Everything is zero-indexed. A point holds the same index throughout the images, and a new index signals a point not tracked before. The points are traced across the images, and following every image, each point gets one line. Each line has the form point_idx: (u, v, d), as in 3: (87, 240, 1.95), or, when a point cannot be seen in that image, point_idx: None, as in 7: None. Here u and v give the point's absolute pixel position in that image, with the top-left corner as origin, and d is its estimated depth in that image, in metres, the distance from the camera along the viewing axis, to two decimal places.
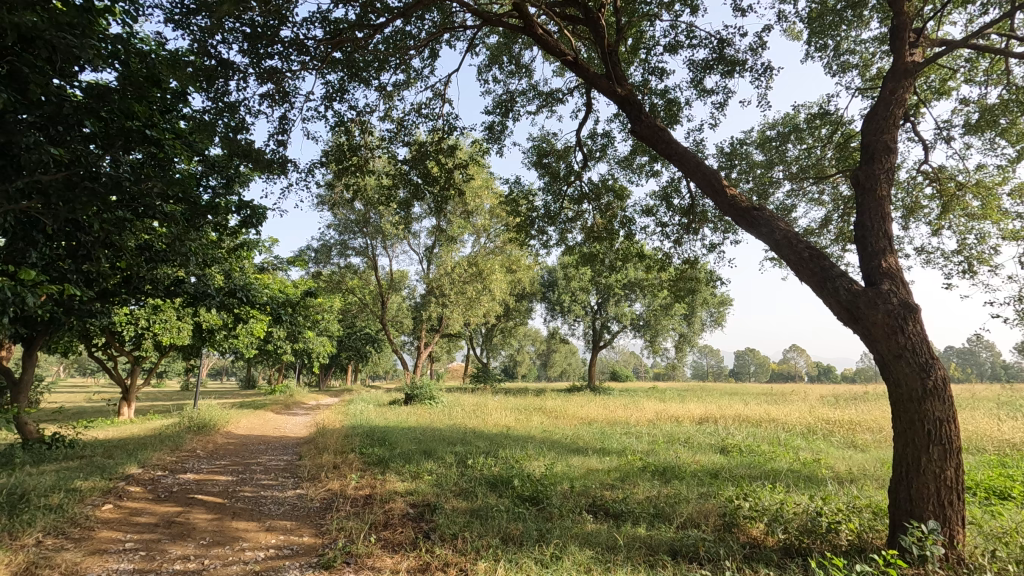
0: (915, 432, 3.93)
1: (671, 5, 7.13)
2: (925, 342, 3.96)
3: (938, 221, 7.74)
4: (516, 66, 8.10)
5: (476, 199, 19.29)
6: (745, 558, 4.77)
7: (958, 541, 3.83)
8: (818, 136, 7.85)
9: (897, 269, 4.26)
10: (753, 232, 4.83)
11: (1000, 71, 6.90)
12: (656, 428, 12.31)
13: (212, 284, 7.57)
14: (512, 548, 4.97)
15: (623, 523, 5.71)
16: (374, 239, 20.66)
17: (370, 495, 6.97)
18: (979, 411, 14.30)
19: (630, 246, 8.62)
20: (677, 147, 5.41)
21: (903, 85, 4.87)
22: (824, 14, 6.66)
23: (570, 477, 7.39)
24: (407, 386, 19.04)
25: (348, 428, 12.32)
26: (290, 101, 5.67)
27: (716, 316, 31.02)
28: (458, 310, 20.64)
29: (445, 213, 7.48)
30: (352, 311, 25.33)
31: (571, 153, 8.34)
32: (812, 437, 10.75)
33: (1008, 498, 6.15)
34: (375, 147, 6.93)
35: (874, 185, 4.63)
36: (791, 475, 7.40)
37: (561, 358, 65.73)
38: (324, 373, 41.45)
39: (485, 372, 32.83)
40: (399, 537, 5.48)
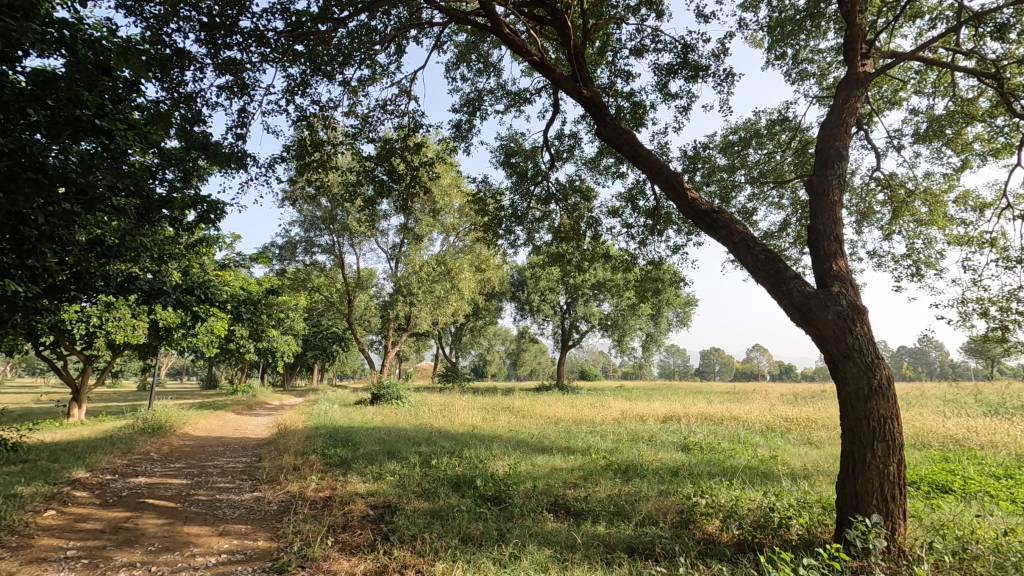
0: (861, 429, 4.07)
1: (637, 10, 7.22)
2: (872, 342, 4.12)
3: (889, 226, 8.04)
4: (484, 65, 8.08)
5: (444, 198, 19.27)
6: (699, 554, 4.85)
7: (898, 534, 3.99)
8: (777, 142, 8.06)
9: (848, 272, 4.41)
10: (713, 235, 4.91)
11: (946, 84, 7.22)
12: (621, 426, 12.47)
13: (168, 281, 7.30)
14: (471, 549, 4.94)
15: (583, 522, 5.74)
16: (341, 237, 20.40)
17: (330, 497, 6.83)
18: (927, 408, 14.97)
19: (597, 247, 8.69)
20: (640, 149, 5.48)
21: (854, 94, 5.03)
22: (783, 22, 6.83)
23: (533, 476, 7.40)
24: (374, 386, 18.84)
25: (311, 428, 12.08)
26: (250, 93, 5.49)
27: (682, 316, 31.62)
28: (426, 310, 20.55)
29: (411, 211, 7.38)
30: (317, 310, 24.96)
31: (539, 154, 8.35)
32: (770, 435, 11.07)
33: (949, 491, 6.44)
34: (340, 142, 6.78)
35: (826, 191, 4.76)
36: (748, 471, 7.62)
37: (531, 357, 65.97)
38: (290, 372, 40.71)
39: (454, 371, 32.78)
40: (357, 539, 5.40)
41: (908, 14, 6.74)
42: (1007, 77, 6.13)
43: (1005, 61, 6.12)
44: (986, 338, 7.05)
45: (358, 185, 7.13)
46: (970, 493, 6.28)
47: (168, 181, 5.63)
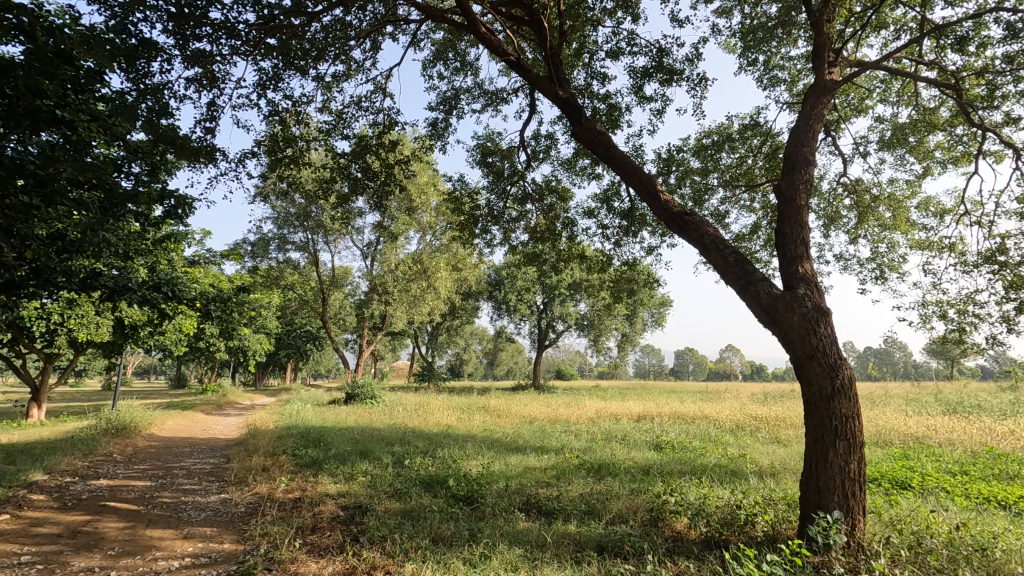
0: (823, 428, 4.18)
1: (613, 13, 7.28)
2: (835, 343, 4.23)
3: (855, 230, 8.26)
4: (461, 63, 8.05)
5: (421, 195, 19.17)
6: (668, 552, 4.92)
7: (858, 530, 4.10)
8: (749, 146, 8.21)
9: (813, 274, 4.52)
10: (684, 237, 4.99)
11: (909, 93, 7.45)
12: (595, 425, 12.57)
13: (134, 277, 7.08)
14: (441, 549, 4.92)
15: (554, 520, 5.78)
16: (315, 234, 20.12)
17: (299, 499, 6.73)
18: (890, 408, 15.42)
19: (573, 247, 8.72)
20: (615, 151, 5.52)
21: (821, 101, 5.16)
22: (755, 29, 6.97)
23: (506, 476, 7.39)
24: (348, 386, 18.60)
25: (282, 428, 11.88)
26: (220, 87, 5.35)
27: (657, 316, 32.00)
28: (401, 309, 20.43)
29: (386, 209, 7.30)
30: (291, 308, 24.60)
31: (515, 154, 8.36)
32: (740, 433, 11.28)
33: (908, 487, 6.65)
34: (313, 138, 6.65)
35: (793, 194, 4.86)
36: (718, 470, 7.75)
37: (507, 356, 65.98)
38: (262, 371, 39.97)
39: (430, 370, 32.61)
40: (326, 541, 5.33)
41: (874, 25, 6.94)
42: (966, 88, 6.35)
43: (965, 72, 6.33)
44: (945, 339, 7.29)
45: (331, 181, 7.01)
46: (928, 489, 6.50)
47: (134, 174, 5.45)
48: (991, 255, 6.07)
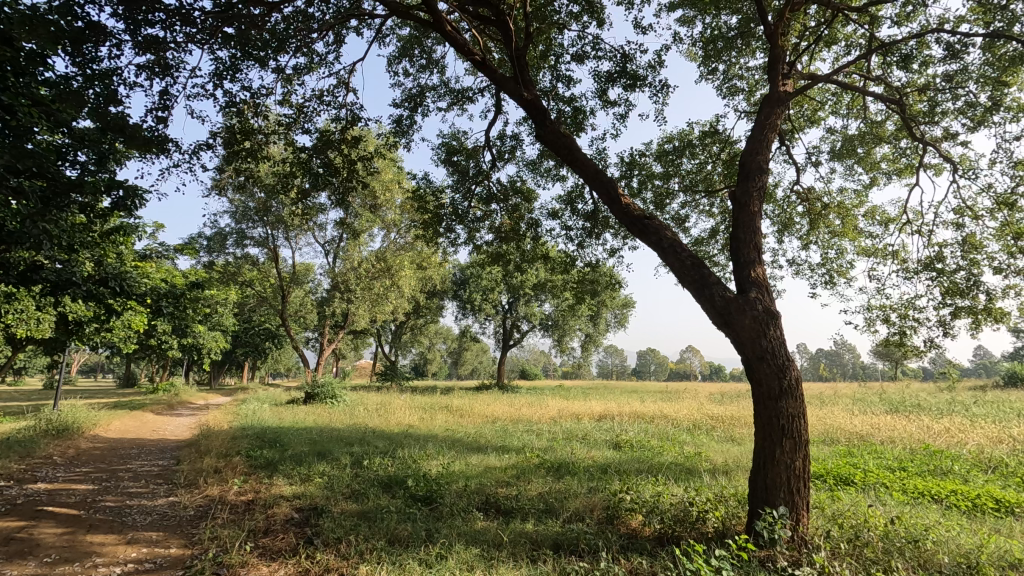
0: (771, 426, 4.34)
1: (579, 17, 7.37)
2: (784, 346, 4.39)
3: (807, 236, 8.59)
4: (427, 60, 8.00)
5: (386, 193, 18.99)
6: (622, 548, 5.02)
7: (802, 524, 4.28)
8: (708, 152, 8.43)
9: (765, 278, 4.69)
10: (644, 240, 5.08)
11: (858, 107, 7.80)
12: (556, 424, 12.69)
13: (79, 271, 6.76)
14: (397, 550, 4.90)
15: (512, 519, 5.81)
16: (275, 229, 19.66)
17: (252, 501, 6.56)
18: (838, 407, 16.09)
19: (537, 248, 8.78)
20: (578, 154, 5.58)
21: (775, 112, 5.33)
22: (716, 39, 7.17)
23: (466, 476, 7.38)
24: (307, 386, 18.21)
25: (238, 429, 11.57)
26: (173, 76, 5.15)
27: (620, 318, 32.54)
28: (364, 307, 20.20)
29: (349, 205, 7.17)
30: (249, 304, 24.01)
31: (480, 153, 8.36)
32: (696, 432, 11.59)
33: (851, 483, 6.96)
34: (273, 131, 6.45)
35: (748, 201, 5.02)
36: (674, 468, 7.94)
37: (472, 355, 65.92)
38: (219, 370, 38.76)
39: (393, 369, 32.24)
40: (279, 543, 5.22)
41: (826, 40, 7.24)
42: (910, 103, 6.68)
43: (909, 88, 6.67)
44: (887, 342, 7.65)
45: (291, 176, 6.82)
46: (868, 484, 6.82)
47: (80, 163, 5.05)
48: (930, 262, 6.43)
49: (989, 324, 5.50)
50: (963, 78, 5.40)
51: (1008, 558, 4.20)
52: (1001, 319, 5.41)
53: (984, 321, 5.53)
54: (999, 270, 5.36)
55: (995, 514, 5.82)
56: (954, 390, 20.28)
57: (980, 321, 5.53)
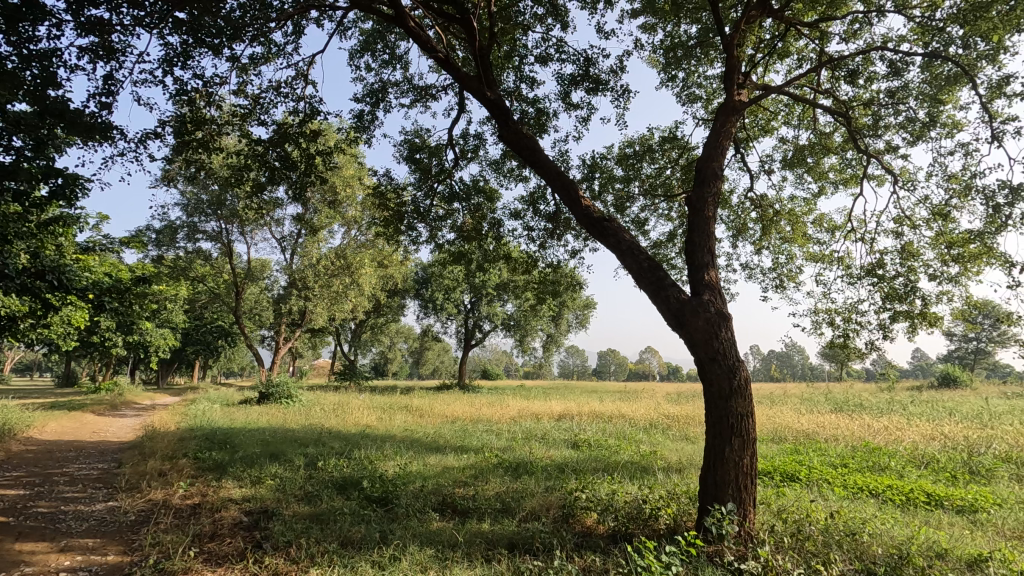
0: (721, 425, 4.47)
1: (543, 19, 7.41)
2: (734, 346, 4.53)
3: (760, 241, 8.88)
4: (390, 55, 7.88)
5: (346, 188, 18.64)
6: (575, 546, 5.07)
7: (748, 520, 4.41)
8: (668, 157, 8.62)
9: (718, 282, 4.82)
10: (603, 242, 5.15)
11: (808, 118, 8.13)
12: (516, 424, 12.71)
13: (11, 263, 6.36)
14: (349, 552, 4.80)
15: (468, 519, 5.79)
16: (229, 223, 19.02)
17: (198, 505, 6.31)
18: (787, 406, 16.70)
19: (499, 248, 8.78)
20: (539, 154, 5.61)
21: (730, 120, 5.50)
22: (676, 47, 7.34)
23: (423, 476, 7.32)
24: (261, 385, 17.68)
25: (186, 430, 11.13)
26: (119, 60, 4.88)
27: (580, 318, 32.92)
28: (322, 305, 19.76)
29: (306, 201, 6.97)
30: (201, 300, 23.17)
31: (443, 151, 8.30)
32: (653, 431, 11.83)
33: (796, 479, 7.24)
34: (228, 122, 6.10)
35: (702, 206, 5.16)
36: (629, 466, 8.08)
37: (434, 355, 65.42)
38: (168, 368, 37.27)
39: (352, 369, 31.64)
40: (226, 548, 5.04)
41: (780, 53, 7.51)
42: (855, 116, 7.00)
43: (855, 103, 6.99)
44: (833, 344, 7.99)
45: (246, 169, 6.55)
46: (812, 480, 7.12)
47: (15, 149, 4.75)
48: (872, 268, 6.74)
49: (924, 328, 5.82)
50: (905, 95, 5.70)
51: (935, 548, 4.45)
52: (935, 323, 5.74)
53: (920, 325, 5.85)
54: (933, 276, 5.67)
55: (926, 507, 6.16)
56: (893, 390, 21.41)
57: (916, 324, 5.85)
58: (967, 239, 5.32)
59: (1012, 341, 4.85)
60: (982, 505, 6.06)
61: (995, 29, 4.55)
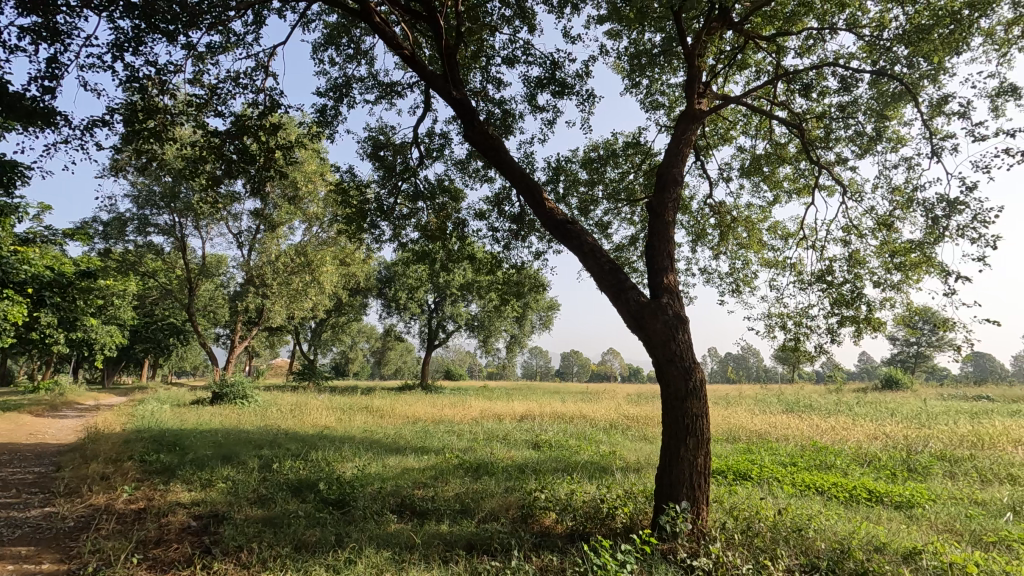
0: (677, 426, 4.57)
1: (511, 21, 7.43)
2: (691, 349, 4.65)
3: (718, 246, 9.13)
4: (355, 50, 7.75)
5: (308, 184, 18.23)
6: (534, 546, 5.10)
7: (701, 518, 4.53)
8: (631, 162, 8.77)
9: (676, 286, 4.93)
10: (566, 245, 5.20)
11: (764, 129, 8.42)
12: (478, 425, 12.68)
13: None
14: (303, 556, 4.70)
15: (426, 521, 5.74)
16: (183, 216, 18.33)
17: (143, 509, 6.05)
18: (742, 407, 17.22)
19: (463, 248, 8.74)
20: (504, 155, 5.62)
21: (690, 128, 5.63)
22: (640, 54, 7.46)
23: (382, 477, 7.23)
24: (215, 384, 17.07)
25: (132, 431, 10.66)
26: (65, 43, 4.64)
27: (544, 319, 33.11)
28: (280, 303, 19.24)
29: (265, 196, 6.77)
30: (152, 297, 22.24)
31: (408, 150, 8.22)
32: (613, 431, 12.00)
33: (748, 478, 7.48)
34: (182, 111, 5.86)
35: (662, 212, 5.27)
36: (588, 466, 8.17)
37: (397, 356, 64.61)
38: (115, 367, 35.67)
39: (311, 368, 30.92)
40: (172, 554, 4.85)
41: (739, 64, 7.74)
42: (809, 129, 7.29)
43: (808, 116, 7.27)
44: (785, 347, 8.29)
45: (202, 161, 6.30)
46: (763, 479, 7.36)
47: None
48: (822, 274, 7.03)
49: (868, 332, 6.11)
50: (854, 110, 5.97)
51: (875, 542, 4.67)
52: (878, 328, 6.02)
53: (864, 329, 6.13)
54: (877, 283, 5.95)
55: (867, 503, 6.46)
56: (840, 391, 22.34)
57: (861, 328, 6.13)
58: (909, 248, 5.60)
59: (947, 345, 5.13)
60: (918, 501, 6.39)
61: (937, 51, 4.81)
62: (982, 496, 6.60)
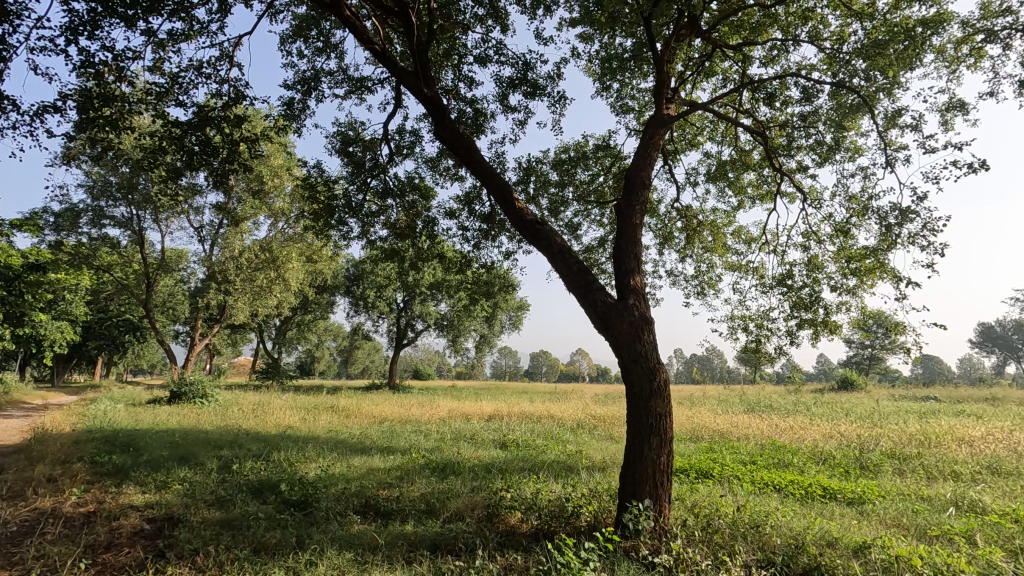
0: (641, 425, 4.64)
1: (484, 20, 7.42)
2: (655, 349, 4.72)
3: (684, 249, 9.31)
4: (325, 43, 7.61)
5: (274, 179, 17.83)
6: (498, 545, 5.10)
7: (664, 515, 4.61)
8: (601, 165, 8.87)
9: (642, 287, 5.00)
10: (535, 245, 5.22)
11: (730, 135, 8.63)
12: (446, 425, 12.61)
13: None
14: (262, 559, 4.59)
15: (391, 521, 5.69)
16: (141, 209, 17.69)
17: (92, 513, 5.80)
18: (706, 407, 17.61)
19: (432, 246, 8.68)
20: (475, 154, 5.61)
21: (658, 132, 5.72)
22: (611, 58, 7.55)
23: (347, 478, 7.12)
24: (173, 383, 16.50)
25: (83, 431, 10.22)
26: (12, 23, 4.39)
27: (513, 320, 33.17)
28: (243, 299, 18.75)
29: (228, 189, 6.58)
30: (106, 291, 21.38)
31: (378, 146, 8.13)
32: (580, 431, 12.11)
33: (709, 476, 7.65)
34: (141, 100, 5.63)
35: (630, 214, 5.34)
36: (555, 466, 8.22)
37: (365, 355, 63.74)
38: (66, 364, 34.13)
39: (275, 367, 30.21)
40: (123, 559, 4.66)
41: (706, 71, 7.92)
42: (772, 137, 7.50)
43: (772, 124, 7.48)
44: (747, 349, 8.51)
45: (161, 152, 6.07)
46: (724, 477, 7.55)
47: None
48: (782, 278, 7.24)
49: (825, 335, 6.33)
50: (815, 120, 6.18)
51: (828, 537, 4.84)
52: (834, 331, 6.25)
53: (822, 332, 6.35)
54: (834, 287, 6.17)
55: (822, 499, 6.69)
56: (799, 392, 23.06)
57: (819, 331, 6.35)
58: (864, 254, 5.83)
59: (899, 348, 5.36)
60: (869, 497, 6.65)
61: (892, 65, 5.02)
62: (928, 492, 6.92)
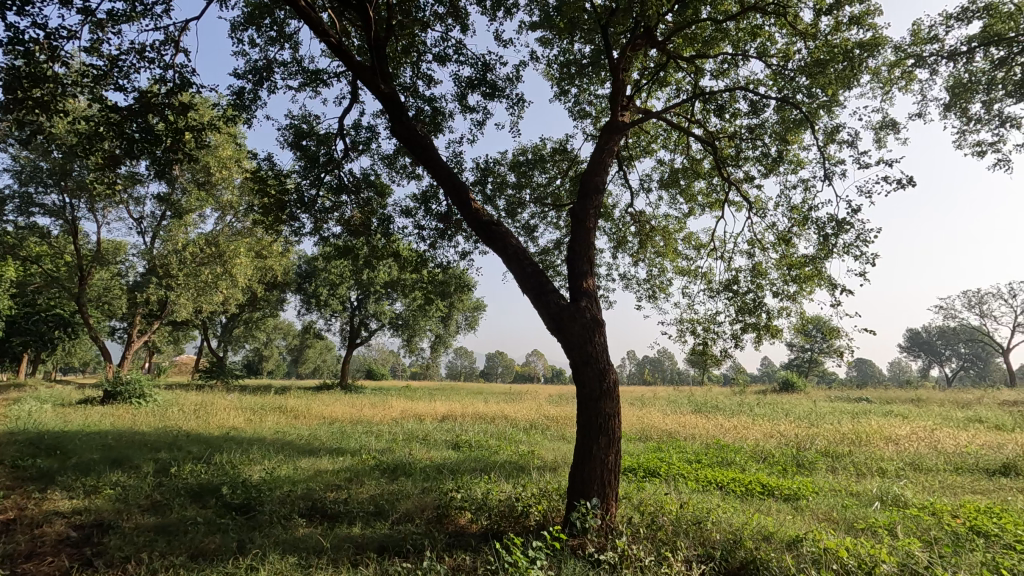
0: (591, 424, 4.74)
1: (443, 19, 7.40)
2: (605, 350, 4.83)
3: (637, 253, 9.55)
4: (278, 33, 7.41)
5: (222, 170, 17.16)
6: (448, 546, 5.09)
7: (610, 513, 4.71)
8: (558, 168, 8.99)
9: (594, 290, 5.10)
10: (490, 247, 5.25)
11: (682, 144, 8.91)
12: (398, 425, 12.45)
13: None
14: (200, 565, 4.42)
15: (338, 524, 5.59)
16: (75, 197, 16.66)
17: (12, 520, 5.42)
18: (656, 407, 18.08)
19: (387, 244, 8.56)
20: (431, 153, 5.58)
21: (613, 139, 5.84)
22: (570, 63, 7.67)
23: (293, 480, 6.94)
24: (108, 382, 15.61)
25: (4, 433, 9.53)
26: None
27: (469, 320, 33.14)
28: (187, 295, 17.93)
29: (172, 179, 6.29)
30: (35, 283, 20.04)
31: (333, 141, 7.97)
32: (532, 431, 12.20)
33: (656, 474, 7.87)
34: (76, 81, 5.31)
35: (584, 218, 5.44)
36: (506, 466, 8.27)
37: (316, 354, 62.13)
38: None
39: (220, 366, 29.05)
40: (45, 568, 4.39)
41: (661, 81, 8.15)
42: (721, 147, 7.79)
43: (721, 135, 7.78)
44: (695, 351, 8.79)
45: (99, 139, 5.75)
46: (670, 475, 7.79)
47: None
48: (729, 283, 7.54)
49: (767, 338, 6.64)
50: (760, 133, 6.48)
51: (763, 532, 5.07)
52: (775, 335, 6.57)
53: (764, 336, 6.65)
54: (776, 293, 6.47)
55: (760, 496, 7.01)
56: (743, 393, 24.04)
57: (761, 334, 6.64)
58: (803, 262, 6.14)
59: (833, 351, 5.68)
60: (803, 493, 7.01)
61: (831, 83, 5.32)
62: (856, 487, 7.35)
